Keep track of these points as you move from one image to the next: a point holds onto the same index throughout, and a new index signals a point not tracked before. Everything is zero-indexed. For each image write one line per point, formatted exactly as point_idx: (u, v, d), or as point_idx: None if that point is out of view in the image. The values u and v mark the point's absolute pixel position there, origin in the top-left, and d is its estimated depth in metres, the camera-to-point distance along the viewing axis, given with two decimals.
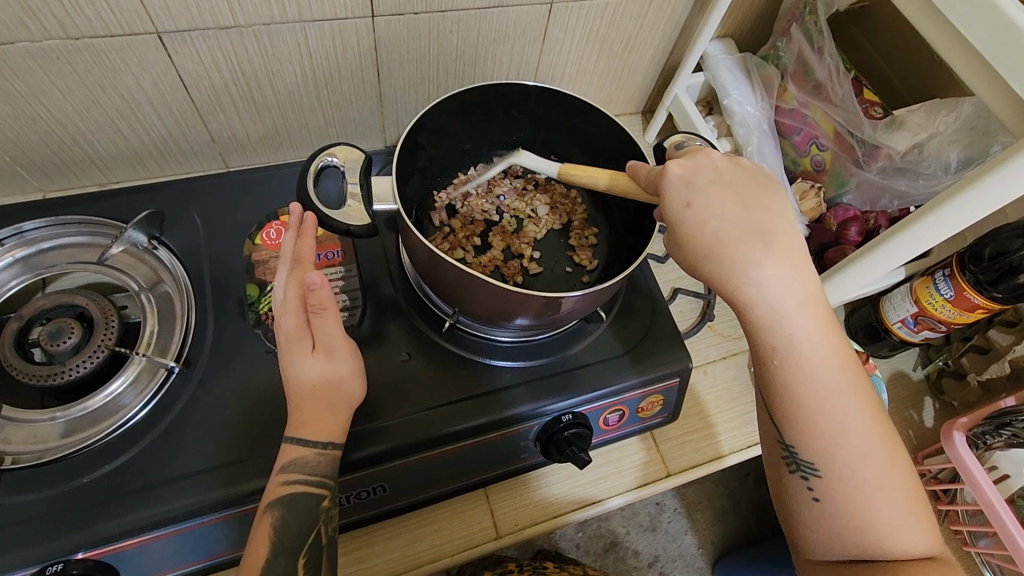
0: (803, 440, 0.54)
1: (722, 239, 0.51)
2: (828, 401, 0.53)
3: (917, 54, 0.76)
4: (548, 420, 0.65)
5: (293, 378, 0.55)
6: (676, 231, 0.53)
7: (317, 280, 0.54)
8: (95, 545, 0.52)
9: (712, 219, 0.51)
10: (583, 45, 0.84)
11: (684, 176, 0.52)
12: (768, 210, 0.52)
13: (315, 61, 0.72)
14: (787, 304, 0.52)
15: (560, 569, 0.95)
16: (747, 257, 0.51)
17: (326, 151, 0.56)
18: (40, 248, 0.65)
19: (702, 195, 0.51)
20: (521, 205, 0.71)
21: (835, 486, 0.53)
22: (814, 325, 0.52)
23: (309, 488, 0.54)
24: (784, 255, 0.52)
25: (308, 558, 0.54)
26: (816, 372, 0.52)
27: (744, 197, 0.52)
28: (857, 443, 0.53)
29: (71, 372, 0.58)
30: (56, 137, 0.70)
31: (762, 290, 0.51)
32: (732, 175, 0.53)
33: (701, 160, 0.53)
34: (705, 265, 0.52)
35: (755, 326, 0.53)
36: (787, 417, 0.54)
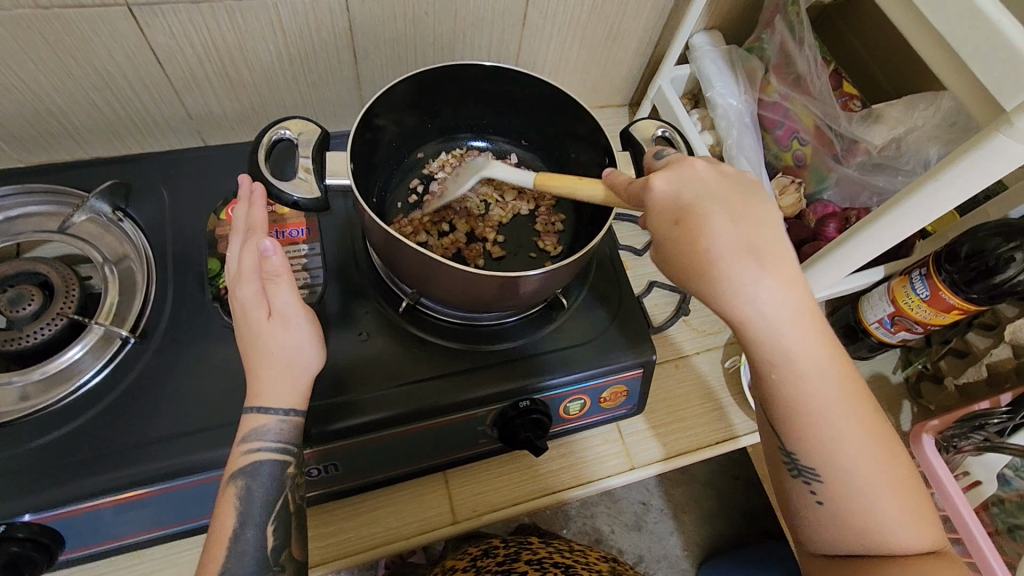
0: (803, 447, 0.51)
1: (717, 259, 0.47)
2: (827, 411, 0.50)
3: (900, 48, 0.75)
4: (505, 405, 0.64)
5: (255, 348, 0.54)
6: (668, 249, 0.49)
7: (270, 246, 0.53)
8: (40, 510, 0.52)
9: (706, 237, 0.47)
10: (564, 32, 0.83)
11: (670, 192, 0.48)
12: (761, 223, 0.48)
13: (289, 38, 0.72)
14: (786, 320, 0.48)
15: (547, 543, 0.92)
16: (740, 277, 0.47)
17: (278, 124, 0.56)
18: (9, 215, 0.65)
19: (690, 210, 0.48)
20: (490, 188, 0.71)
21: (839, 490, 0.51)
22: (813, 336, 0.49)
23: (273, 456, 0.54)
24: (779, 270, 0.47)
25: (277, 525, 0.54)
26: (816, 384, 0.49)
27: (735, 209, 0.48)
28: (859, 448, 0.50)
29: (29, 338, 0.58)
30: (30, 106, 0.70)
31: (759, 309, 0.48)
32: (719, 186, 0.49)
33: (684, 171, 0.49)
34: (700, 287, 0.49)
35: (751, 342, 0.49)
36: (787, 427, 0.51)
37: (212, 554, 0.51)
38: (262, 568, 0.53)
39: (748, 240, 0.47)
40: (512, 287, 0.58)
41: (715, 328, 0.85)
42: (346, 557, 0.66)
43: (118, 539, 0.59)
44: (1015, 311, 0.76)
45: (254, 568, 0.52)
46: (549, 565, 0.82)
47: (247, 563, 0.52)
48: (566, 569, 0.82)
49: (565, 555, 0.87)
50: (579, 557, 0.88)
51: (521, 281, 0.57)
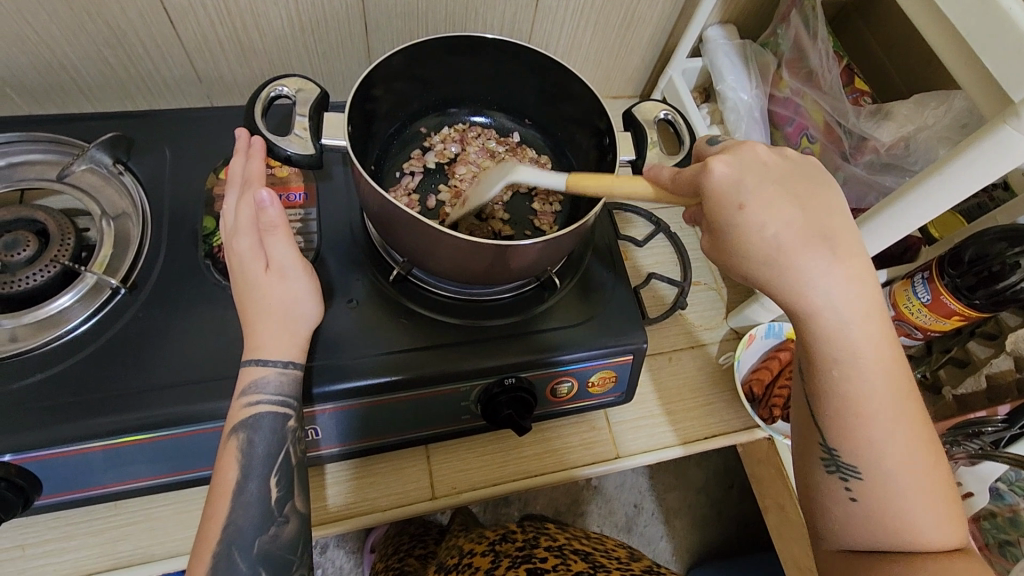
0: (848, 443, 0.48)
1: (787, 245, 0.45)
2: (878, 408, 0.47)
3: (916, 48, 0.74)
4: (489, 382, 0.64)
5: (253, 301, 0.54)
6: (727, 235, 0.47)
7: (267, 197, 0.53)
8: (18, 451, 0.53)
9: (772, 222, 0.45)
10: (577, 17, 0.83)
11: (731, 176, 0.46)
12: (827, 211, 0.46)
13: (301, 5, 0.72)
14: (854, 312, 0.46)
15: (563, 529, 0.90)
16: (807, 264, 0.45)
17: (275, 81, 0.56)
18: (11, 161, 0.66)
19: (756, 195, 0.45)
20: (490, 164, 0.69)
21: (879, 490, 0.47)
22: (876, 329, 0.46)
23: (273, 409, 0.53)
24: (846, 261, 0.46)
25: (280, 478, 0.54)
26: (877, 381, 0.46)
27: (802, 198, 0.46)
28: (907, 450, 0.47)
29: (21, 283, 0.59)
30: (42, 59, 0.71)
31: (829, 300, 0.46)
32: (781, 171, 0.47)
33: (746, 154, 0.47)
34: (765, 273, 0.47)
35: (814, 332, 0.47)
36: (833, 421, 0.48)
37: (216, 506, 0.51)
38: (266, 520, 0.52)
39: (817, 229, 0.46)
40: (505, 258, 0.58)
41: (712, 323, 0.84)
42: (322, 523, 0.66)
43: (84, 490, 0.58)
44: (1017, 320, 0.72)
45: (257, 521, 0.52)
46: (570, 552, 0.79)
47: (251, 514, 0.51)
48: (586, 556, 0.79)
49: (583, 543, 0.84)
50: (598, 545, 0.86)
51: (514, 250, 0.57)
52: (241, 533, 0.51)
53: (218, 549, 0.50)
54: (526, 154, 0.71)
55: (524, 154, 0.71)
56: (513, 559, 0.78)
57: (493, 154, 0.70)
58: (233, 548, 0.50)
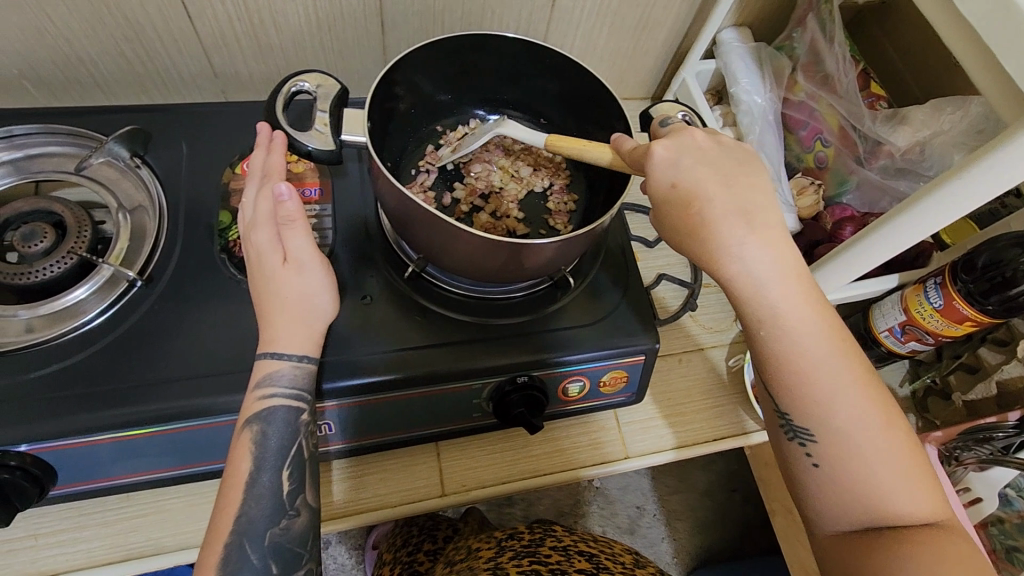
0: (798, 408, 0.48)
1: (711, 219, 0.46)
2: (818, 369, 0.46)
3: (933, 54, 0.74)
4: (502, 380, 0.64)
5: (269, 293, 0.54)
6: (664, 213, 0.48)
7: (286, 191, 0.54)
8: (35, 441, 0.53)
9: (699, 200, 0.46)
10: (593, 18, 0.83)
11: (669, 155, 0.47)
12: (751, 186, 0.47)
13: (319, 2, 0.73)
14: (774, 277, 0.46)
15: (569, 531, 0.90)
16: (731, 239, 0.46)
17: (296, 76, 0.56)
18: (28, 153, 0.66)
19: (688, 173, 0.46)
20: (506, 163, 0.70)
21: (838, 453, 0.47)
22: (801, 294, 0.46)
23: (288, 402, 0.54)
24: (768, 232, 0.46)
25: (292, 471, 0.54)
26: (808, 342, 0.46)
27: (727, 173, 0.47)
28: (858, 408, 0.46)
29: (38, 274, 0.59)
30: (60, 53, 0.71)
31: (749, 269, 0.46)
32: (716, 152, 0.48)
33: (684, 136, 0.48)
34: (693, 248, 0.47)
35: (740, 300, 0.47)
36: (779, 389, 0.48)
37: (228, 497, 0.51)
38: (278, 513, 0.53)
39: (739, 201, 0.46)
40: (519, 256, 0.58)
41: (722, 326, 0.84)
42: (332, 519, 0.66)
43: (98, 481, 0.59)
44: None
45: (269, 513, 0.52)
46: (575, 553, 0.80)
47: (263, 506, 0.52)
48: (591, 557, 0.79)
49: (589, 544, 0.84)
50: (604, 545, 0.86)
51: (529, 248, 0.57)
52: (253, 524, 0.51)
53: (230, 540, 0.50)
54: (541, 155, 0.72)
55: (539, 154, 0.72)
56: (517, 551, 0.80)
57: (509, 152, 0.70)
58: (245, 539, 0.51)
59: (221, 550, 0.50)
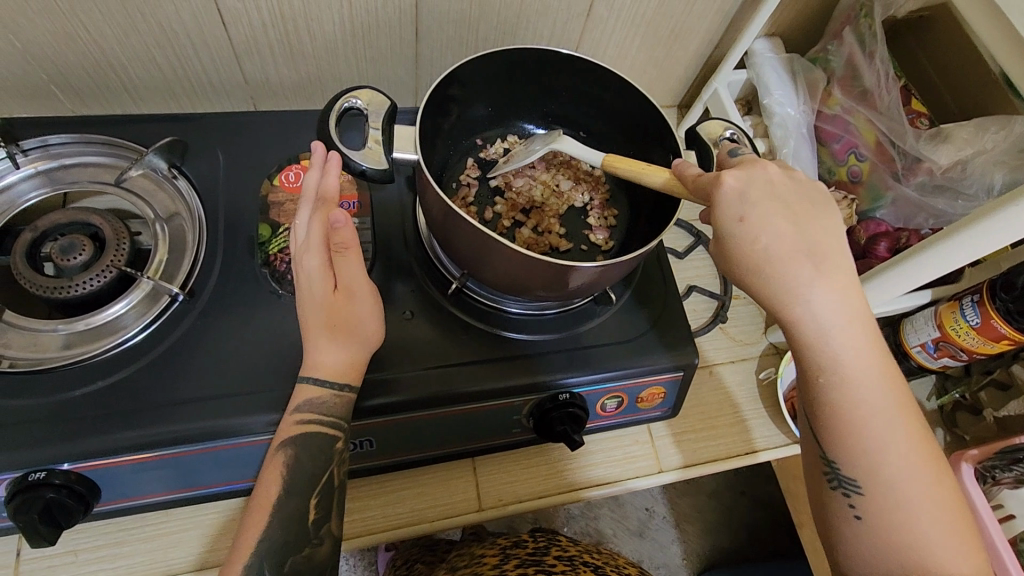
0: (846, 459, 0.47)
1: (776, 261, 0.45)
2: (873, 422, 0.46)
3: (973, 70, 0.74)
4: (543, 397, 0.64)
5: (318, 319, 0.53)
6: (726, 247, 0.46)
7: (341, 219, 0.53)
8: (79, 459, 0.53)
9: (766, 238, 0.45)
10: (627, 28, 0.83)
11: (738, 188, 0.45)
12: (823, 229, 0.46)
13: (356, 10, 0.72)
14: (839, 325, 0.46)
15: (574, 540, 0.87)
16: (799, 281, 0.45)
17: (350, 92, 0.57)
18: (63, 163, 0.66)
19: (756, 209, 0.45)
20: (547, 177, 0.70)
21: (884, 508, 0.47)
22: (866, 344, 0.46)
23: (325, 428, 0.53)
24: (838, 278, 0.46)
25: (320, 498, 0.54)
26: (868, 395, 0.46)
27: (798, 213, 0.46)
28: (907, 464, 0.47)
29: (77, 288, 0.58)
30: (93, 60, 0.70)
31: (815, 315, 0.45)
32: (787, 190, 0.47)
33: (756, 171, 0.47)
34: (754, 287, 0.46)
35: (800, 346, 0.47)
36: (828, 438, 0.48)
37: (253, 520, 0.51)
38: (302, 540, 0.52)
39: (808, 245, 0.45)
40: (564, 277, 0.56)
41: (752, 338, 0.84)
42: (371, 536, 0.66)
43: (140, 497, 0.58)
44: None
45: (290, 541, 0.52)
46: (580, 563, 0.78)
47: (286, 533, 0.52)
48: (595, 568, 0.77)
49: (595, 556, 0.82)
50: (609, 560, 0.83)
51: (576, 271, 0.55)
52: (273, 550, 0.51)
53: (249, 562, 0.50)
54: (581, 168, 0.72)
55: (579, 168, 0.72)
56: (522, 560, 0.77)
57: (550, 166, 0.70)
58: (264, 567, 0.50)
59: (254, 568, 0.50)
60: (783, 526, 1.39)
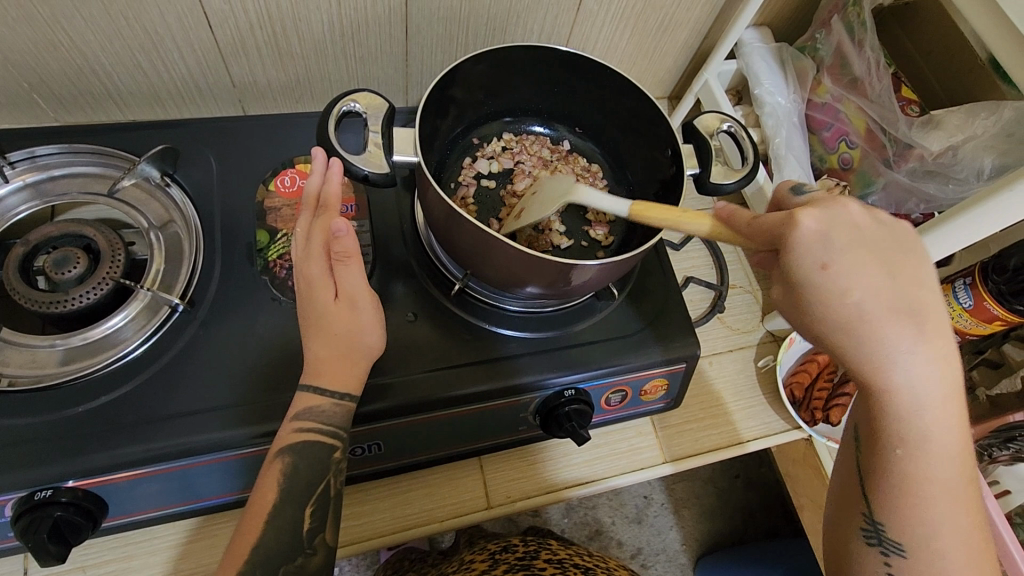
0: (895, 520, 0.46)
1: (869, 315, 0.42)
2: (937, 491, 0.45)
3: (959, 56, 0.75)
4: (551, 394, 0.64)
5: (318, 328, 0.53)
6: (804, 293, 0.43)
7: (343, 227, 0.53)
8: (84, 476, 0.52)
9: (855, 289, 0.42)
10: (617, 21, 0.82)
11: (820, 231, 0.42)
12: (918, 283, 0.43)
13: (344, 10, 0.71)
14: (936, 398, 0.43)
15: (567, 546, 0.81)
16: (890, 340, 0.42)
17: (348, 96, 0.56)
18: (52, 174, 0.65)
19: (843, 255, 0.42)
20: (546, 174, 0.70)
21: (922, 571, 0.46)
22: (953, 415, 0.44)
23: (323, 438, 0.53)
24: (937, 339, 0.42)
25: (316, 508, 0.52)
26: (943, 467, 0.44)
27: (889, 262, 0.43)
28: (959, 535, 0.45)
29: (75, 302, 0.57)
30: (74, 65, 0.68)
31: (910, 385, 0.43)
32: (874, 235, 0.43)
33: (839, 211, 0.43)
34: (836, 340, 0.43)
35: (886, 413, 0.44)
36: (882, 497, 0.47)
37: (249, 526, 0.50)
38: (295, 550, 0.51)
39: (903, 300, 0.42)
40: (566, 275, 0.56)
41: (748, 326, 0.85)
42: (381, 538, 0.66)
43: (146, 510, 0.58)
44: None
45: (289, 547, 0.51)
46: (570, 565, 0.72)
47: (284, 540, 0.51)
48: (587, 570, 0.72)
49: (587, 558, 0.76)
50: (602, 562, 0.77)
51: (577, 268, 0.54)
52: (273, 559, 0.50)
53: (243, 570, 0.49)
54: (578, 163, 0.73)
55: (576, 163, 0.72)
56: (511, 564, 0.71)
57: (548, 164, 0.71)
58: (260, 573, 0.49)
59: None
60: (778, 508, 1.41)
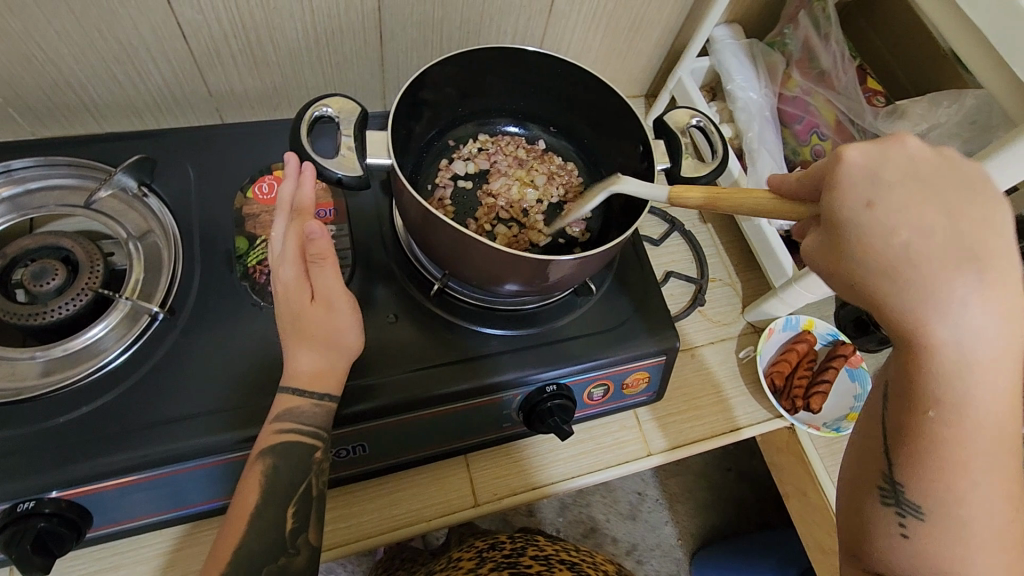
0: (920, 483, 0.41)
1: (916, 255, 0.38)
2: (978, 457, 0.40)
3: (923, 48, 0.77)
4: (532, 390, 0.65)
5: (297, 331, 0.53)
6: (842, 234, 0.41)
7: (316, 230, 0.53)
8: (67, 486, 0.52)
9: (904, 227, 0.39)
10: (589, 22, 0.84)
11: (866, 167, 0.40)
12: (981, 228, 0.39)
13: (317, 18, 0.71)
14: (985, 355, 0.38)
15: (553, 542, 0.82)
16: (942, 282, 0.38)
17: (319, 102, 0.57)
18: (28, 187, 0.65)
19: (890, 192, 0.39)
20: (522, 173, 0.72)
21: (942, 536, 0.42)
22: (1005, 376, 0.39)
23: (304, 437, 0.53)
24: (1000, 292, 0.38)
25: (298, 508, 0.53)
26: (988, 430, 0.39)
27: (949, 203, 0.39)
28: (994, 502, 0.40)
29: (55, 313, 0.57)
30: (49, 79, 0.69)
31: (959, 333, 0.38)
32: (935, 175, 0.40)
33: (892, 147, 0.41)
34: (876, 287, 0.40)
35: (926, 369, 0.39)
36: (907, 458, 0.42)
37: (231, 529, 0.50)
38: (277, 550, 0.51)
39: (959, 243, 0.38)
40: (542, 271, 0.56)
41: (728, 318, 0.87)
42: (369, 539, 0.66)
43: (131, 519, 0.58)
44: None
45: (270, 549, 0.51)
46: (555, 561, 0.73)
47: (266, 541, 0.51)
48: (573, 566, 0.72)
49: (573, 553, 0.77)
50: (588, 557, 0.78)
51: (553, 264, 0.55)
52: (255, 559, 0.50)
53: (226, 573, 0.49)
54: (554, 162, 0.74)
55: (552, 162, 0.74)
56: (498, 562, 0.72)
57: (524, 162, 0.72)
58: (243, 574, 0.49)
59: None
60: (769, 499, 1.43)
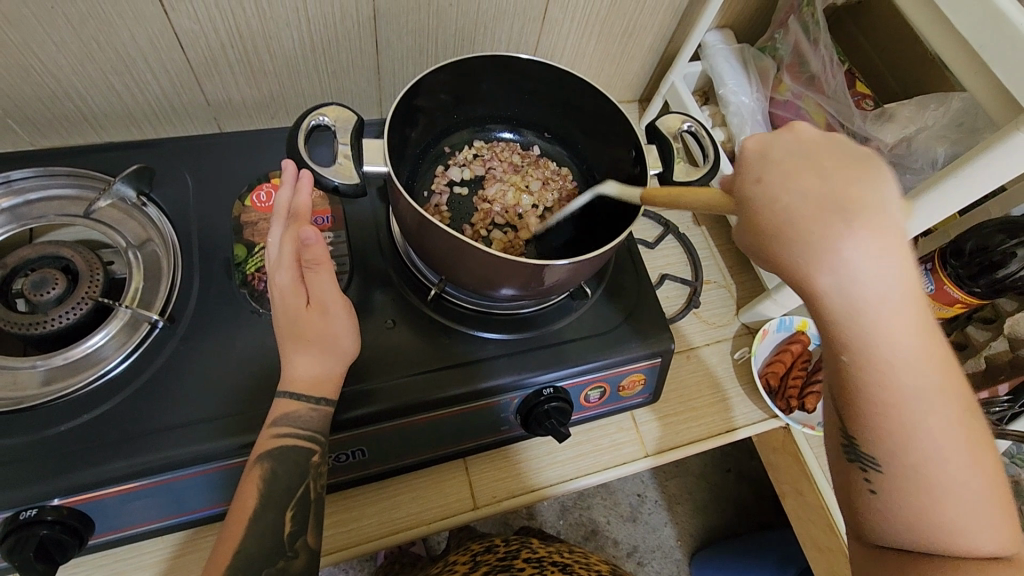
0: (868, 434, 0.42)
1: (800, 217, 0.41)
2: (907, 398, 0.41)
3: (911, 51, 0.78)
4: (529, 394, 0.65)
5: (292, 335, 0.54)
6: (745, 213, 0.43)
7: (312, 236, 0.53)
8: (69, 493, 0.52)
9: (786, 194, 0.41)
10: (582, 28, 0.85)
11: (755, 150, 0.44)
12: (857, 185, 0.41)
13: (313, 27, 0.72)
14: (885, 299, 0.40)
15: (550, 544, 0.82)
16: (828, 237, 0.40)
17: (316, 111, 0.58)
18: (28, 198, 0.65)
19: (775, 168, 0.42)
20: (517, 179, 0.73)
21: (902, 483, 0.42)
22: (908, 317, 0.41)
23: (302, 441, 0.54)
24: (887, 239, 0.40)
25: (296, 511, 0.54)
26: (904, 371, 0.41)
27: (824, 168, 0.42)
28: (938, 438, 0.41)
29: (55, 322, 0.58)
30: (47, 90, 0.69)
31: (853, 282, 0.40)
32: (816, 149, 0.43)
33: (778, 134, 0.45)
34: (779, 254, 0.42)
35: (830, 323, 0.41)
36: (847, 412, 0.43)
37: (230, 533, 0.51)
38: (275, 554, 0.52)
39: (835, 200, 0.40)
40: (538, 275, 0.57)
41: (723, 320, 0.87)
42: (368, 542, 0.67)
43: (133, 526, 0.58)
44: (1013, 305, 0.78)
45: (268, 554, 0.51)
46: (548, 563, 0.73)
47: (265, 545, 0.51)
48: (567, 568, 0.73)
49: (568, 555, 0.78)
50: (584, 559, 0.78)
51: (548, 268, 0.56)
52: (254, 563, 0.51)
53: None
54: (548, 167, 0.75)
55: (546, 167, 0.75)
56: (493, 565, 0.72)
57: (518, 168, 0.74)
58: None
59: None
60: (768, 499, 1.44)
